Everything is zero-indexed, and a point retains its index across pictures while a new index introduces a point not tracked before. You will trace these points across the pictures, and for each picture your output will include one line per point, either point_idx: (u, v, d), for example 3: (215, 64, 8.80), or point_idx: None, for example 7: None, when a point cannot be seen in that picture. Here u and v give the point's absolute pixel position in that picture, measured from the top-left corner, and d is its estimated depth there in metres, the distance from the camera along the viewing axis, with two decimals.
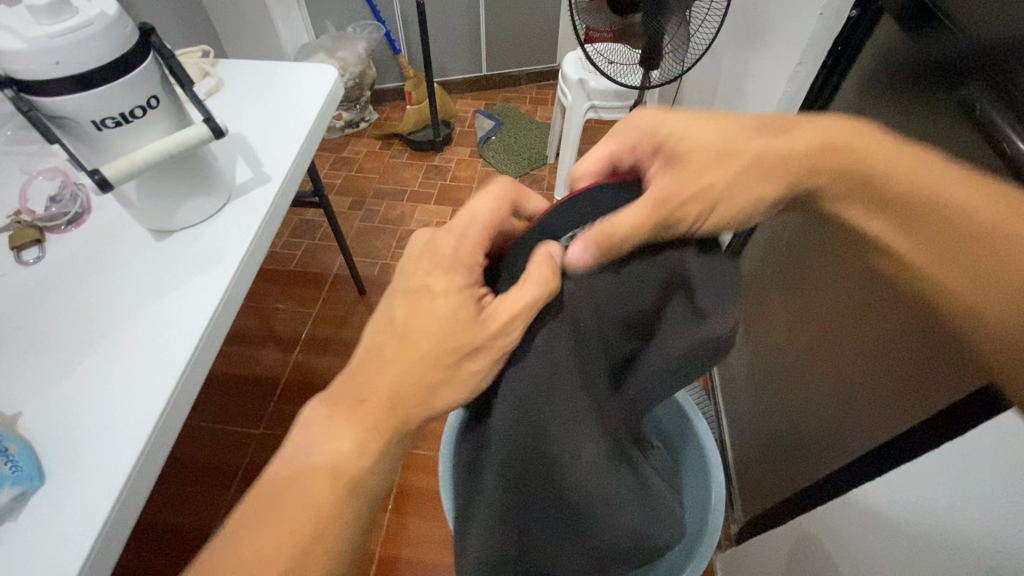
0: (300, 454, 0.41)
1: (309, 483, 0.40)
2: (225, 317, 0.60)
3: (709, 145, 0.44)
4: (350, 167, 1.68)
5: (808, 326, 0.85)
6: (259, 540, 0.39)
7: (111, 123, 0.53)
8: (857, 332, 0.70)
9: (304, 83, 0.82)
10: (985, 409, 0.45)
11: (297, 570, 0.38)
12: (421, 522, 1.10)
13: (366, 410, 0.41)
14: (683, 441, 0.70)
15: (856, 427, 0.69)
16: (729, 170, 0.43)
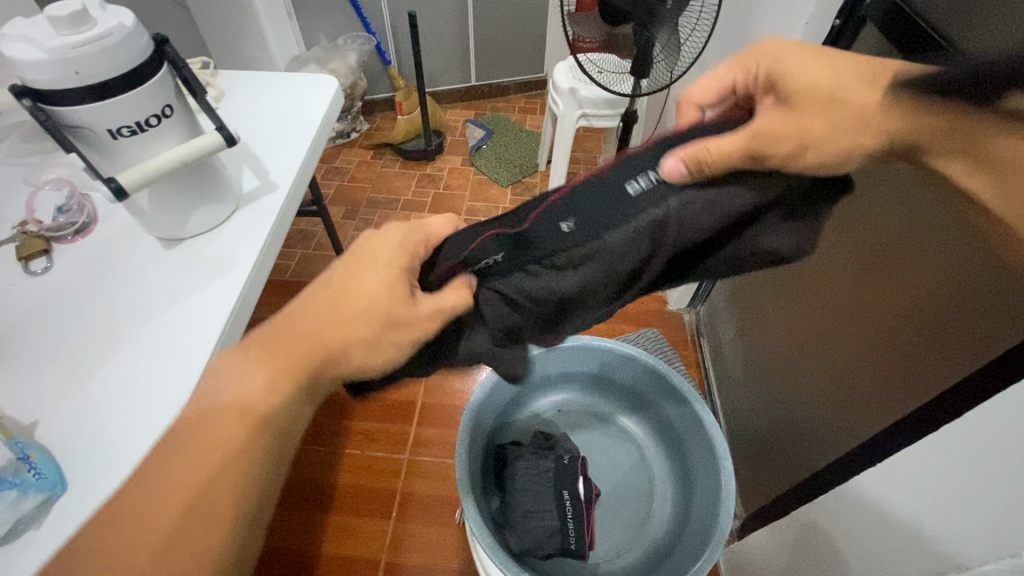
0: (210, 395, 0.43)
1: (216, 422, 0.42)
2: (239, 322, 0.60)
3: (821, 83, 0.47)
4: (342, 177, 1.68)
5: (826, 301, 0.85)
6: (166, 473, 0.41)
7: (126, 132, 0.54)
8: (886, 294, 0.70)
9: (306, 93, 0.83)
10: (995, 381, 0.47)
11: (193, 508, 0.41)
12: (425, 528, 1.04)
13: (283, 361, 0.43)
14: (691, 428, 0.71)
15: (875, 405, 0.69)
16: (829, 115, 0.46)
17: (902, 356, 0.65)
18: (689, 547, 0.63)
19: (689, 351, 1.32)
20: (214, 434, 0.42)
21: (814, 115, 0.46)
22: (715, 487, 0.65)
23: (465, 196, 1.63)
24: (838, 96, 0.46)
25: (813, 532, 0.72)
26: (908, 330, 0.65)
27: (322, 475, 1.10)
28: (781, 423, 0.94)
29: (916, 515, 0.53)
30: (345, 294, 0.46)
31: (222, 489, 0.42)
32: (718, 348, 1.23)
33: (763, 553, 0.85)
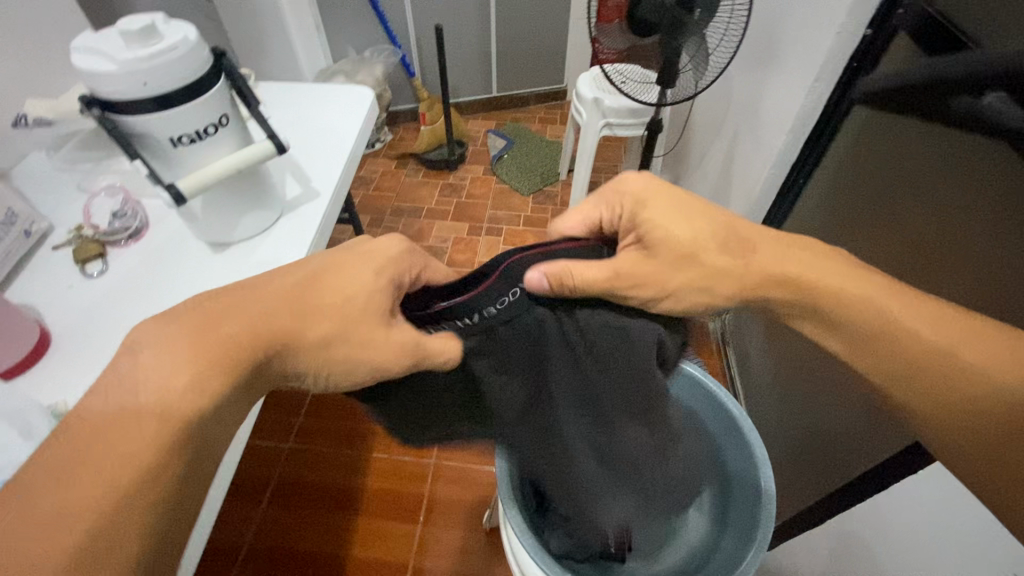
0: (125, 390, 0.38)
1: (132, 422, 0.38)
2: None
3: (679, 241, 0.54)
4: (367, 186, 1.71)
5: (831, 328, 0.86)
6: (77, 485, 0.35)
7: (186, 140, 0.56)
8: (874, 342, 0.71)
9: (344, 103, 0.86)
10: None
11: (103, 531, 0.35)
12: (452, 533, 1.05)
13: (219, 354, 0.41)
14: (729, 432, 0.71)
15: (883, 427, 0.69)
16: (683, 276, 0.54)
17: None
18: (732, 548, 0.63)
19: (715, 360, 1.32)
20: (131, 443, 0.37)
21: (662, 270, 0.54)
22: (754, 487, 0.65)
23: (488, 205, 1.65)
24: (693, 259, 0.54)
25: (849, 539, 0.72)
26: None
27: (350, 480, 1.12)
28: (806, 429, 0.93)
29: (957, 522, 0.53)
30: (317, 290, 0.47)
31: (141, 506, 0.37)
32: (745, 357, 1.23)
33: (795, 563, 0.84)
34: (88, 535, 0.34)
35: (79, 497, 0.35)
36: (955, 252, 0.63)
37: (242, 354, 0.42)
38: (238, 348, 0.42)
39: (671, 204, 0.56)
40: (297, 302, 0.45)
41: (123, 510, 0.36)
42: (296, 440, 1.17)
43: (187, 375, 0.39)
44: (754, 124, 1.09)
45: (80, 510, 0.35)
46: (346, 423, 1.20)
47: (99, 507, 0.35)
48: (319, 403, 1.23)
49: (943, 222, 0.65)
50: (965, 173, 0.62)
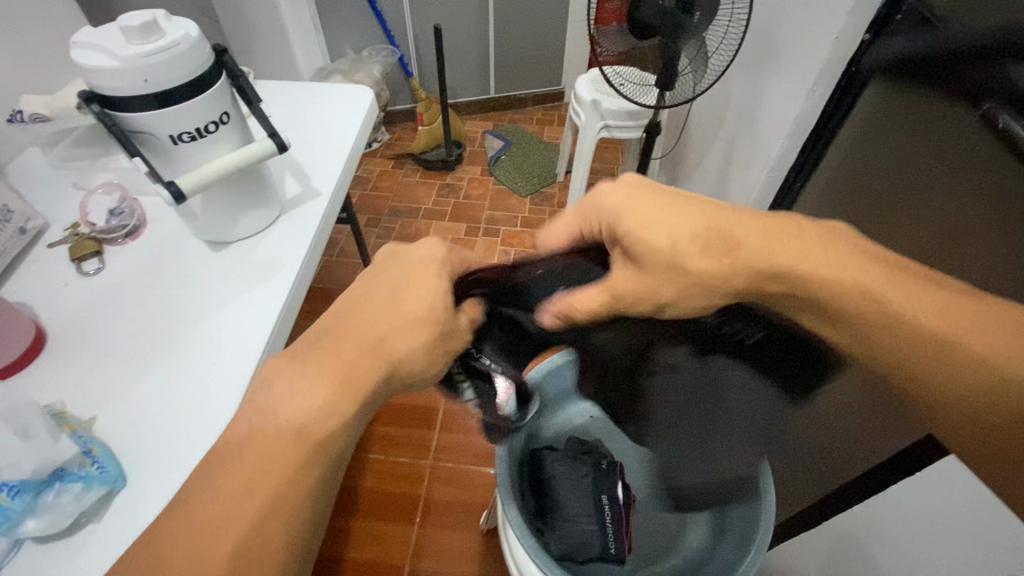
0: (265, 411, 0.39)
1: (269, 442, 0.38)
2: (286, 322, 0.62)
3: (664, 251, 0.49)
4: (364, 186, 1.71)
5: None
6: (219, 504, 0.36)
7: (186, 138, 0.55)
8: None
9: (343, 101, 0.86)
10: None
11: (244, 550, 0.35)
12: (448, 535, 1.04)
13: (341, 367, 0.41)
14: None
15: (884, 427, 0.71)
16: (677, 285, 0.51)
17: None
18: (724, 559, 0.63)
19: None
20: (272, 463, 0.37)
21: (654, 280, 0.51)
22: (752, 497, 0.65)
23: (486, 206, 1.65)
24: (683, 266, 0.50)
25: (847, 540, 0.72)
26: None
27: (346, 481, 1.11)
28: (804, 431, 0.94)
29: (955, 525, 0.54)
30: (400, 296, 0.46)
31: (275, 528, 0.36)
32: None
33: (794, 564, 0.85)
34: (230, 556, 0.34)
35: (230, 518, 0.35)
36: (954, 258, 0.63)
37: (365, 374, 0.41)
38: (359, 367, 0.41)
39: (655, 208, 0.51)
40: (339, 319, 0.44)
41: (261, 530, 0.36)
42: None
43: (319, 397, 0.39)
44: (752, 128, 1.09)
45: (230, 528, 0.35)
46: None
47: (246, 528, 0.35)
48: None
49: (943, 228, 0.65)
50: (967, 182, 0.62)
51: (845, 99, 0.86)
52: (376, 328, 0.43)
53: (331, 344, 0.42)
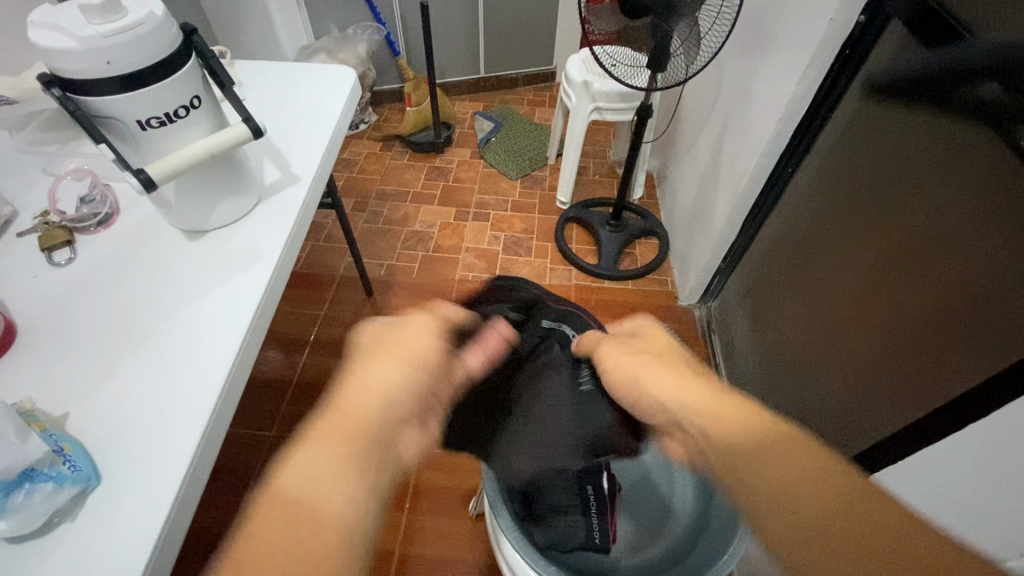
0: (288, 481, 0.41)
1: (291, 514, 0.39)
2: (266, 312, 0.60)
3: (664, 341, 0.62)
4: (351, 169, 1.67)
5: (820, 319, 0.89)
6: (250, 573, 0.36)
7: (155, 123, 0.53)
8: (873, 328, 0.75)
9: (325, 81, 0.83)
10: (1001, 392, 0.51)
11: None
12: (438, 520, 1.05)
13: (344, 428, 0.45)
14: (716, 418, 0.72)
15: (877, 412, 0.71)
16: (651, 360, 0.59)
17: (923, 352, 0.64)
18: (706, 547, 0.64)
19: (700, 347, 1.29)
20: (285, 530, 0.38)
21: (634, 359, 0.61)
22: None
23: (475, 189, 1.62)
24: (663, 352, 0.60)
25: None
26: (895, 361, 0.69)
27: None
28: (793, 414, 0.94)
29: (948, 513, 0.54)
30: (374, 357, 0.52)
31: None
32: (729, 345, 1.22)
33: None
34: None
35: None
36: (940, 250, 0.64)
37: (371, 434, 0.46)
38: (361, 423, 0.46)
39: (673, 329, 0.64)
40: (332, 416, 0.46)
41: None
42: (279, 429, 1.14)
43: (328, 456, 0.42)
44: (744, 112, 1.07)
45: None
46: None
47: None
48: (303, 389, 1.20)
49: (930, 219, 0.65)
50: (951, 179, 0.62)
51: (837, 81, 0.85)
52: (363, 397, 0.48)
53: (339, 414, 0.46)
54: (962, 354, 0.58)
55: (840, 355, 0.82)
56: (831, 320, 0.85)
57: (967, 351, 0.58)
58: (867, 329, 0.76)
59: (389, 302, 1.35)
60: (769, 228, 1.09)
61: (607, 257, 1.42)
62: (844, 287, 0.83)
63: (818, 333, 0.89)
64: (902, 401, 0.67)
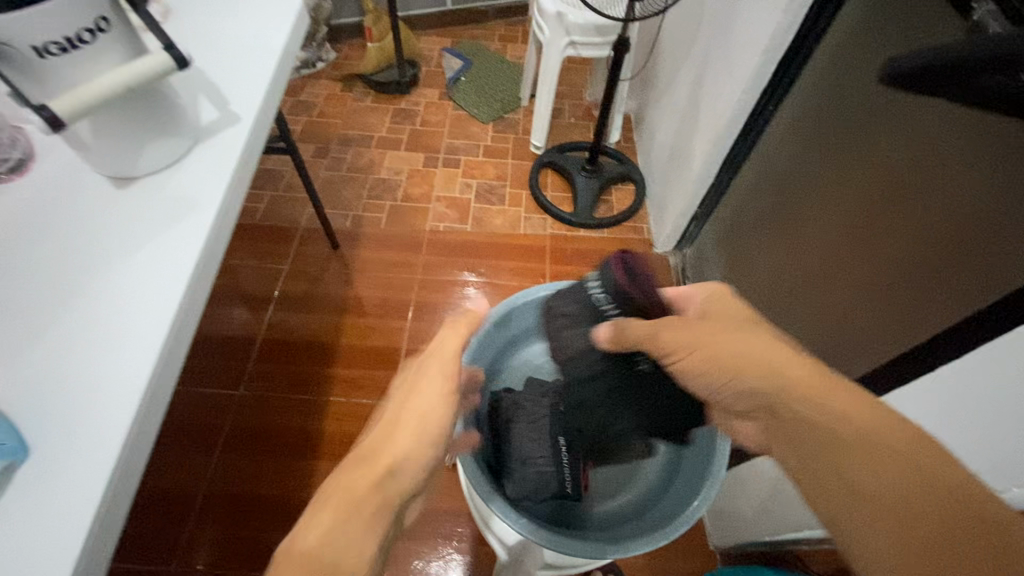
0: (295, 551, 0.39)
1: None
2: (207, 267, 0.55)
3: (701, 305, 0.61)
4: (310, 112, 1.56)
5: (794, 264, 0.88)
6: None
7: (55, 50, 0.46)
8: (848, 272, 0.73)
9: (265, 7, 0.73)
10: (986, 331, 0.49)
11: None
12: None
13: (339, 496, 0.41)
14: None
15: (849, 355, 0.71)
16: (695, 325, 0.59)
17: (895, 296, 0.63)
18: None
19: None
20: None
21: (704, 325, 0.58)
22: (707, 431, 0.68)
23: (444, 133, 1.54)
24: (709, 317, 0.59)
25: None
26: (869, 304, 0.68)
27: (306, 424, 1.07)
28: None
29: None
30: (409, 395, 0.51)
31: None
32: None
33: (741, 485, 0.89)
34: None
35: None
36: (923, 190, 0.61)
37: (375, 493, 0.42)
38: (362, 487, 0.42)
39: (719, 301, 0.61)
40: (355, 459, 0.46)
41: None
42: (246, 387, 1.10)
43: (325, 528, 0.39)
44: (726, 45, 1.01)
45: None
46: (296, 367, 1.13)
47: None
48: (270, 347, 1.15)
49: (912, 156, 0.63)
50: (936, 113, 0.59)
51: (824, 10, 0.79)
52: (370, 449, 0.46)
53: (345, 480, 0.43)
54: (938, 298, 0.57)
55: (814, 301, 0.81)
56: (807, 266, 0.84)
57: (943, 294, 0.56)
58: (842, 273, 0.75)
59: (357, 254, 1.30)
60: (746, 172, 1.06)
61: (582, 204, 1.37)
62: (821, 232, 0.81)
63: (793, 279, 0.88)
64: (875, 345, 0.66)
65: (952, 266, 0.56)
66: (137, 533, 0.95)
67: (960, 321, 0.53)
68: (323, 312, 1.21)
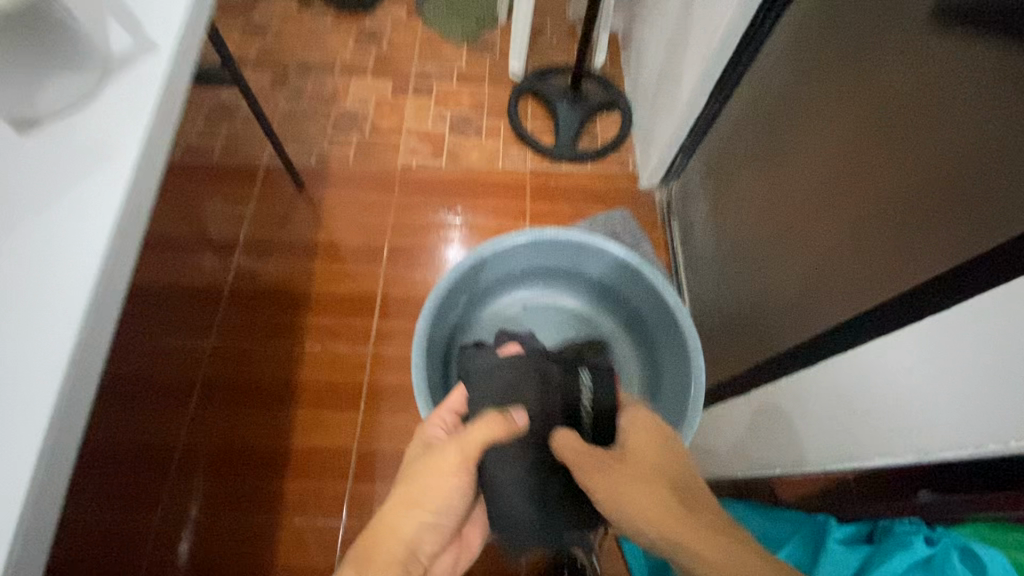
0: None
1: None
2: (135, 221, 0.49)
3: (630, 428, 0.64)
4: (264, 34, 1.41)
5: (781, 199, 0.83)
6: None
7: None
8: (837, 211, 0.69)
9: None
10: (985, 276, 0.46)
11: None
12: (396, 418, 1.03)
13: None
14: (663, 319, 0.87)
15: (829, 298, 0.69)
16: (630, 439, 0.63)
17: (889, 236, 0.59)
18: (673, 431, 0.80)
19: (659, 232, 1.24)
20: None
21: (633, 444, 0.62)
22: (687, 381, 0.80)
23: (414, 58, 1.40)
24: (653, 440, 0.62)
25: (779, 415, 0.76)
26: (857, 244, 0.65)
27: (281, 373, 1.05)
28: (745, 300, 0.93)
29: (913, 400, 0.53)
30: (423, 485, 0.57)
31: None
32: (689, 229, 1.16)
33: (725, 420, 0.93)
34: None
35: None
36: (934, 114, 0.54)
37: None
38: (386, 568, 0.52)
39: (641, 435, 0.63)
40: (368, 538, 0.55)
41: None
42: (217, 336, 1.07)
43: None
44: None
45: None
46: (268, 315, 1.10)
47: None
48: (240, 295, 1.11)
49: (924, 74, 0.55)
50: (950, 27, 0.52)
51: None
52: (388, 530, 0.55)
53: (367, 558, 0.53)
54: (930, 239, 0.53)
55: (803, 240, 0.77)
56: (798, 202, 0.78)
57: (936, 236, 0.53)
58: (831, 211, 0.71)
59: (325, 195, 1.22)
60: (739, 96, 0.97)
61: (564, 136, 1.29)
62: (813, 165, 0.75)
63: (781, 215, 0.83)
64: (858, 288, 0.64)
65: (954, 203, 0.51)
66: (113, 483, 0.97)
67: (958, 266, 0.49)
68: (292, 258, 1.15)
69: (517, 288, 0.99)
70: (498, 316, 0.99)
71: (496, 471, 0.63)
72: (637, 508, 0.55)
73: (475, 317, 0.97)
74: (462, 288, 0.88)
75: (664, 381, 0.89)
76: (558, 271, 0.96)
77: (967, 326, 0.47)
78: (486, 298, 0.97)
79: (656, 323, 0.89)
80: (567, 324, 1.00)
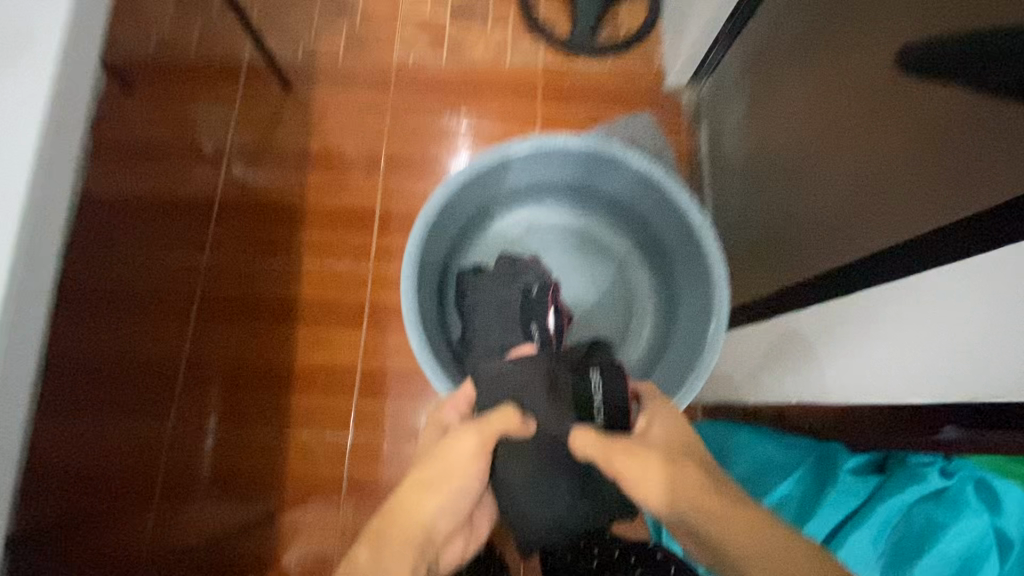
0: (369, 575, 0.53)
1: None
2: (65, 124, 0.44)
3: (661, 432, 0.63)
4: None
5: (826, 103, 0.71)
6: None
7: None
8: (894, 119, 0.59)
9: None
10: None
11: None
12: (401, 336, 1.02)
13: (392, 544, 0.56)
14: (687, 241, 0.79)
15: (873, 221, 0.61)
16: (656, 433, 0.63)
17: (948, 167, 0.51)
18: (690, 358, 0.76)
19: (683, 139, 1.12)
20: None
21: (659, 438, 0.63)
22: (710, 312, 0.74)
23: None
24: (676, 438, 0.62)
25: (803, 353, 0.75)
26: (915, 161, 0.56)
27: (282, 290, 1.02)
28: (771, 219, 0.85)
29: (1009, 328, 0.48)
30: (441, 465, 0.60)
31: None
32: (718, 135, 1.04)
33: (739, 342, 0.90)
34: None
35: None
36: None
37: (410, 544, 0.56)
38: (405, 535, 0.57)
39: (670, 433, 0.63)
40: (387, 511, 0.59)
41: None
42: None
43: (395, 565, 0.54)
44: None
45: None
46: (263, 230, 1.04)
47: None
48: None
49: None
50: None
51: None
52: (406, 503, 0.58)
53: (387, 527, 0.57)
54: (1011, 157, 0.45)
55: (848, 153, 0.67)
56: (848, 111, 0.67)
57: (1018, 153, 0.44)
58: (886, 120, 0.60)
59: (315, 96, 1.11)
60: None
61: (582, 27, 1.13)
62: (869, 60, 0.63)
63: (824, 126, 0.72)
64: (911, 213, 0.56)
65: (988, 153, 0.47)
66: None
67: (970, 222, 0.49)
68: (284, 168, 1.08)
69: (520, 203, 0.91)
70: (499, 232, 0.93)
71: (504, 467, 0.72)
72: (681, 489, 0.55)
73: (473, 234, 0.91)
74: (457, 205, 0.81)
75: (682, 302, 0.84)
76: (567, 186, 0.88)
77: (1000, 285, 0.47)
78: (486, 214, 0.90)
79: (677, 241, 0.82)
80: (575, 241, 0.94)
